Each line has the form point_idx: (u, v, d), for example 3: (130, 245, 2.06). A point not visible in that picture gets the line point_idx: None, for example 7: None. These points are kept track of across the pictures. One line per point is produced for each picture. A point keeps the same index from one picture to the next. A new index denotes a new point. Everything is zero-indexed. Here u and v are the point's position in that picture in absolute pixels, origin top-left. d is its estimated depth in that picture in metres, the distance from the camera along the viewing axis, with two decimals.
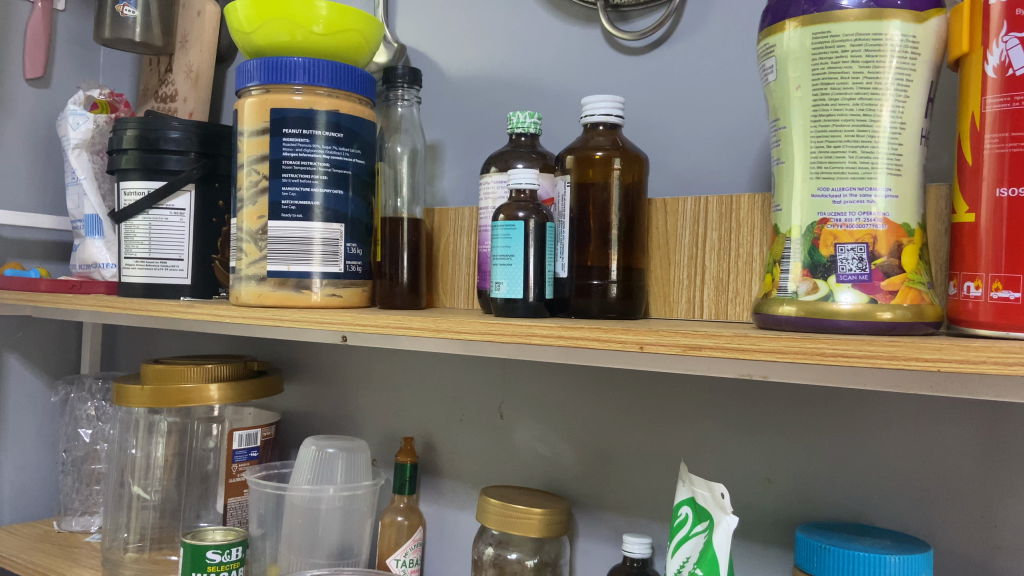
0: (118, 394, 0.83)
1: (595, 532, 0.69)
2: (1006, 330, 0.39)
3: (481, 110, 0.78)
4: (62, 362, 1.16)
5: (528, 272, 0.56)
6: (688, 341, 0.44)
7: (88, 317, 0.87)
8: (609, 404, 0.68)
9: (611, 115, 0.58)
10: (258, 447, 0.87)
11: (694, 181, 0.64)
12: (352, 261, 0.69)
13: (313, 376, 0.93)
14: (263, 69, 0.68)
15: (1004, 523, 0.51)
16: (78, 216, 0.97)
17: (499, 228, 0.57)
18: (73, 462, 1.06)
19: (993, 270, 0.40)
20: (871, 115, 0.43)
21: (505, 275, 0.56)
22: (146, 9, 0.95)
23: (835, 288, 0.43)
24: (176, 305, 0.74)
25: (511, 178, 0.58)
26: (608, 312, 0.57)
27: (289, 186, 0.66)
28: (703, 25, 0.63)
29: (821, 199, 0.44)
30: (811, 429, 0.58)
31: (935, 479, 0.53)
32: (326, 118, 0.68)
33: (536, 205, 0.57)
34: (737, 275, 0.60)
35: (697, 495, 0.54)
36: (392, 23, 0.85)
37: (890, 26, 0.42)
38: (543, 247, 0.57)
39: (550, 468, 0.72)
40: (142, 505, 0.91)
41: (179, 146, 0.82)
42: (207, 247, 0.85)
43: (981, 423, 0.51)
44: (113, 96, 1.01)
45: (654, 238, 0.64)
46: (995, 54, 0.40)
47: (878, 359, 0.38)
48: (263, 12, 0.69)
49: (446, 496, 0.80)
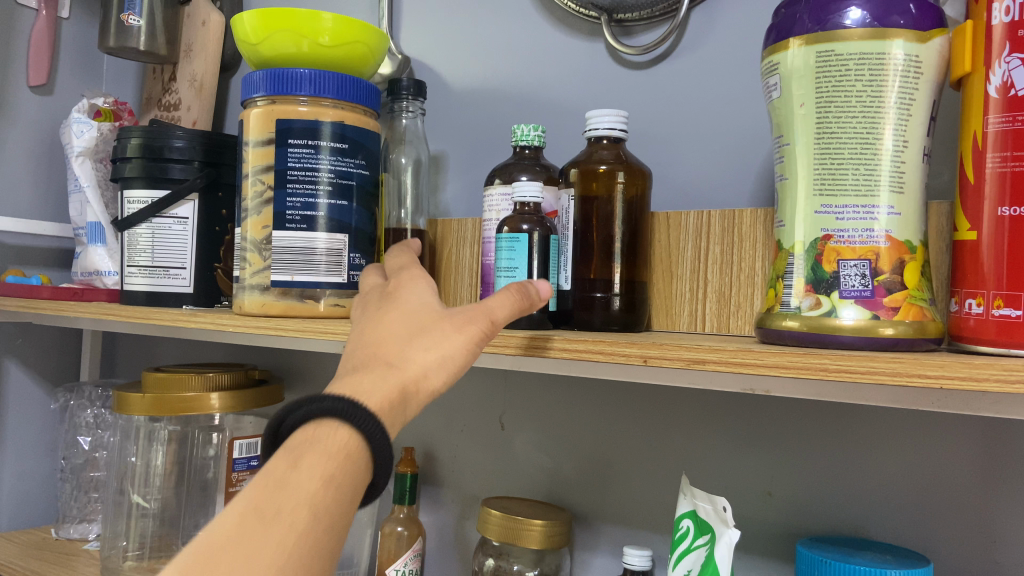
0: (119, 401, 0.84)
1: (595, 543, 0.69)
2: (1007, 347, 0.40)
3: (484, 122, 0.78)
4: (61, 369, 1.16)
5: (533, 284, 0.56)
6: (692, 355, 0.45)
7: (89, 323, 0.87)
8: (610, 416, 0.68)
9: (615, 129, 0.58)
10: (258, 455, 0.87)
11: (696, 196, 0.64)
12: (355, 271, 0.69)
13: (312, 386, 0.93)
14: (269, 80, 0.68)
15: (1004, 537, 0.51)
16: (80, 223, 0.97)
17: (504, 240, 0.57)
18: (73, 469, 1.06)
19: (994, 287, 0.40)
20: (874, 133, 0.43)
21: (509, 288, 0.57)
22: (152, 19, 0.96)
23: (838, 303, 0.44)
24: (180, 314, 0.75)
25: (516, 190, 0.58)
26: (610, 325, 0.58)
27: (293, 197, 0.67)
28: (705, 41, 0.64)
29: (825, 216, 0.45)
30: (811, 442, 0.58)
31: (935, 494, 0.53)
32: (331, 129, 0.68)
33: (541, 217, 0.58)
34: (739, 289, 0.60)
35: (698, 508, 0.54)
36: (397, 34, 0.86)
37: (893, 45, 0.43)
38: (548, 259, 0.57)
39: (550, 479, 0.72)
40: (142, 514, 0.92)
41: (183, 155, 0.83)
42: (211, 255, 0.85)
43: (981, 438, 0.52)
44: (118, 104, 1.02)
45: (657, 252, 0.64)
46: (997, 74, 0.41)
47: (882, 376, 0.38)
48: (269, 25, 0.69)
49: (446, 506, 0.80)
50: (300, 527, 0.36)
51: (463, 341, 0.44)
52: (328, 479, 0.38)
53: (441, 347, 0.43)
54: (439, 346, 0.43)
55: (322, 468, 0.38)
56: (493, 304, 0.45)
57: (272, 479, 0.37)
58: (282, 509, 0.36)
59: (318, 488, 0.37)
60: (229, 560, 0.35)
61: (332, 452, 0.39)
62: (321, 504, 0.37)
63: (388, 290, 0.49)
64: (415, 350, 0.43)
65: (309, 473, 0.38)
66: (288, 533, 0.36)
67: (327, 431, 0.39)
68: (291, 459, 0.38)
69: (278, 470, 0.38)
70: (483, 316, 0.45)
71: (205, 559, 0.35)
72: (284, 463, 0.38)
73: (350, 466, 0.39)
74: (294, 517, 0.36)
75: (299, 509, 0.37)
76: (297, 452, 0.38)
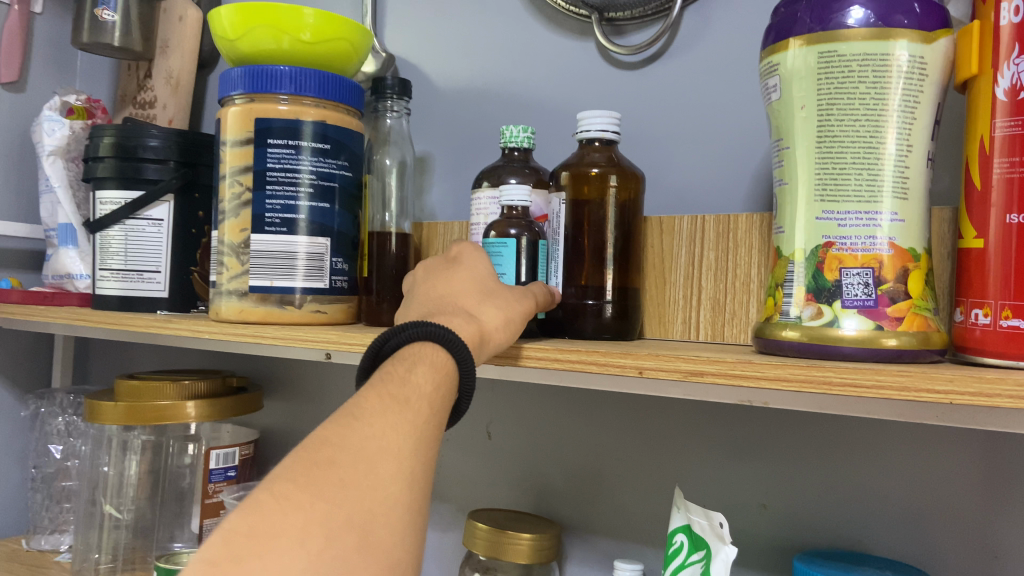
0: (91, 410, 0.80)
1: (586, 556, 0.67)
2: (1015, 359, 0.38)
3: (473, 122, 0.76)
4: (33, 375, 1.12)
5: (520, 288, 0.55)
6: (690, 366, 0.43)
7: (61, 328, 0.84)
8: (602, 424, 0.67)
9: (607, 131, 0.56)
10: (236, 465, 0.84)
11: (690, 201, 0.62)
12: (337, 276, 0.67)
13: (292, 392, 0.90)
14: (248, 77, 0.65)
15: (1006, 553, 0.49)
16: (51, 225, 0.94)
17: (491, 244, 0.56)
18: (43, 479, 1.02)
19: (1001, 297, 0.39)
20: (877, 138, 0.42)
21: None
22: (127, 13, 0.92)
23: (840, 313, 0.42)
24: (153, 319, 0.72)
25: (503, 192, 0.56)
26: (603, 333, 0.56)
27: (273, 198, 0.64)
28: (699, 42, 0.62)
29: (826, 222, 0.43)
30: (806, 454, 0.56)
31: (935, 508, 0.52)
32: (313, 129, 0.65)
33: (528, 222, 0.56)
34: (735, 296, 0.58)
35: (693, 523, 0.52)
36: (381, 32, 0.84)
37: (897, 46, 0.41)
38: (535, 263, 0.56)
39: (540, 489, 0.70)
40: (114, 525, 0.88)
41: (158, 154, 0.80)
42: (186, 259, 0.82)
43: (982, 450, 0.50)
44: (91, 102, 0.98)
45: (650, 257, 0.62)
46: (1006, 76, 0.39)
47: (888, 390, 0.37)
48: (249, 20, 0.66)
49: (432, 517, 0.78)
50: (425, 414, 0.40)
51: (523, 310, 0.49)
52: (439, 386, 0.42)
53: (506, 307, 0.48)
54: (504, 307, 0.48)
55: (433, 376, 0.42)
56: (536, 287, 0.52)
57: (394, 377, 0.41)
58: (410, 398, 0.40)
59: (432, 389, 0.41)
60: (375, 427, 0.38)
61: (438, 365, 0.42)
62: (436, 402, 0.41)
63: (451, 255, 0.54)
64: (486, 306, 0.48)
65: (424, 377, 0.41)
66: (417, 417, 0.39)
67: (430, 349, 0.43)
68: (407, 364, 0.42)
69: (397, 370, 0.41)
70: (530, 295, 0.51)
71: (354, 423, 0.38)
72: (400, 367, 0.42)
73: (451, 381, 0.43)
74: (420, 406, 0.40)
75: (422, 402, 0.40)
76: (410, 360, 0.42)
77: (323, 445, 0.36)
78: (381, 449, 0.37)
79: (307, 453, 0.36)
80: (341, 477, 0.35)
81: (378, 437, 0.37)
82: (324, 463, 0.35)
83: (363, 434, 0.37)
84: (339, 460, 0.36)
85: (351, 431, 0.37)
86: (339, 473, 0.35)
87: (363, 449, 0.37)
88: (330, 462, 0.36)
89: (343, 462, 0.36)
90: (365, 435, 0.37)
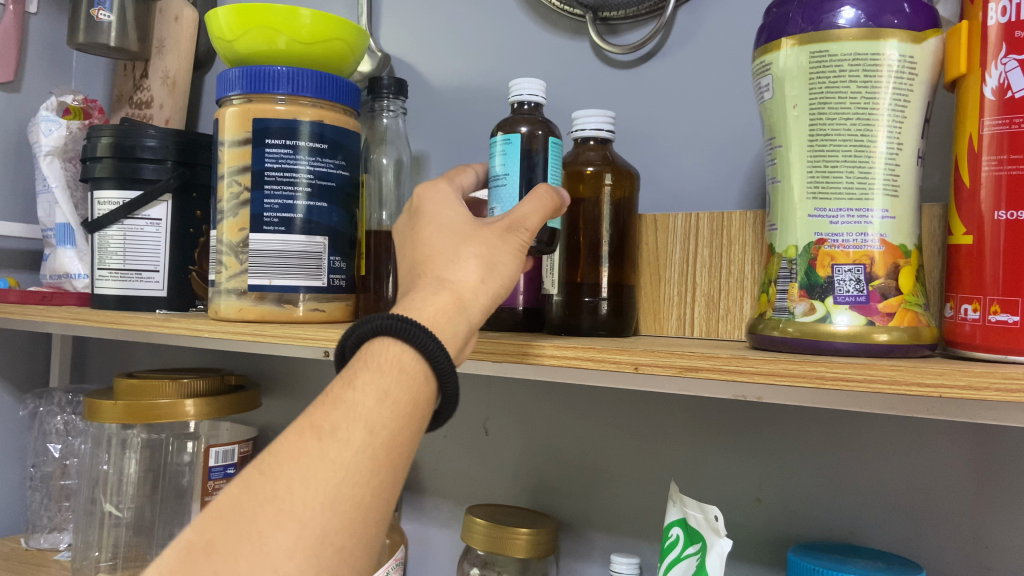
0: (89, 409, 0.81)
1: (582, 551, 0.68)
2: (1005, 353, 0.39)
3: (468, 119, 0.77)
4: (30, 375, 1.12)
5: (527, 187, 0.51)
6: (685, 362, 0.43)
7: (59, 327, 0.84)
8: (598, 419, 0.67)
9: (602, 130, 0.56)
10: (235, 463, 0.85)
11: (683, 198, 0.63)
12: (335, 274, 0.67)
13: (290, 391, 0.90)
14: (245, 78, 0.66)
15: (995, 543, 0.50)
16: (49, 224, 0.94)
17: (499, 144, 0.52)
18: (42, 478, 1.03)
19: (992, 292, 0.40)
20: (868, 136, 0.43)
21: (498, 197, 0.51)
22: (123, 14, 0.93)
23: (832, 309, 0.43)
24: (152, 318, 0.72)
25: (515, 89, 0.55)
26: (598, 329, 0.56)
27: (271, 198, 0.64)
28: (691, 40, 0.63)
29: (818, 220, 0.44)
30: (801, 448, 0.57)
31: (925, 500, 0.53)
32: (310, 129, 0.66)
33: (540, 119, 0.52)
34: (728, 292, 0.59)
35: (688, 516, 0.53)
36: (377, 31, 0.84)
37: (887, 45, 0.42)
38: (545, 161, 0.51)
39: (537, 484, 0.71)
40: (114, 523, 0.89)
41: (156, 155, 0.80)
42: (185, 260, 0.82)
43: (972, 442, 0.51)
44: (87, 102, 0.98)
45: (644, 254, 0.63)
46: (995, 75, 0.40)
47: (878, 383, 0.37)
48: (245, 21, 0.67)
49: (429, 513, 0.78)
50: (354, 446, 0.37)
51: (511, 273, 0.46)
52: (383, 396, 0.39)
53: (483, 253, 0.46)
54: (481, 253, 0.46)
55: (378, 383, 0.39)
56: (526, 212, 0.47)
57: (329, 399, 0.39)
58: (337, 429, 0.37)
59: (374, 405, 0.38)
60: (277, 485, 0.36)
61: (384, 367, 0.40)
62: (377, 420, 0.38)
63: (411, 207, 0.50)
64: (460, 262, 0.45)
65: (363, 392, 0.39)
66: (340, 454, 0.37)
67: (381, 345, 0.41)
68: (345, 381, 0.40)
69: (335, 390, 0.39)
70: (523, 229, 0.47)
71: (255, 485, 0.36)
72: (339, 385, 0.39)
73: (405, 383, 0.40)
74: (349, 436, 0.37)
75: (351, 429, 0.37)
76: (349, 375, 0.40)
77: (212, 523, 0.35)
78: (275, 516, 0.35)
79: (192, 536, 0.35)
80: (215, 568, 0.33)
81: (278, 500, 0.35)
82: (202, 549, 0.34)
83: (260, 499, 0.35)
84: (218, 545, 0.34)
85: (247, 496, 0.35)
86: (213, 562, 0.34)
87: (253, 522, 0.35)
88: (209, 548, 0.34)
89: (223, 548, 0.34)
90: (264, 500, 0.35)
